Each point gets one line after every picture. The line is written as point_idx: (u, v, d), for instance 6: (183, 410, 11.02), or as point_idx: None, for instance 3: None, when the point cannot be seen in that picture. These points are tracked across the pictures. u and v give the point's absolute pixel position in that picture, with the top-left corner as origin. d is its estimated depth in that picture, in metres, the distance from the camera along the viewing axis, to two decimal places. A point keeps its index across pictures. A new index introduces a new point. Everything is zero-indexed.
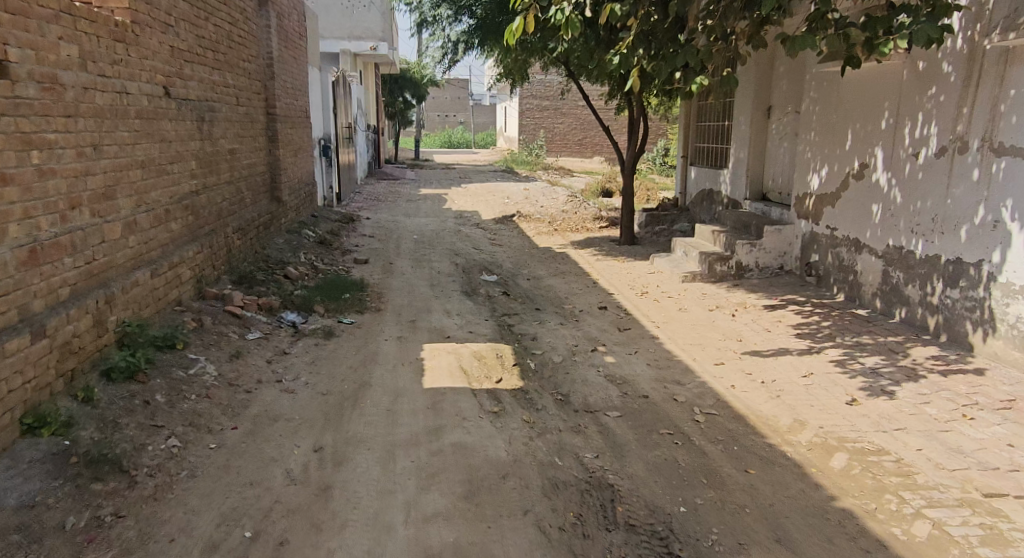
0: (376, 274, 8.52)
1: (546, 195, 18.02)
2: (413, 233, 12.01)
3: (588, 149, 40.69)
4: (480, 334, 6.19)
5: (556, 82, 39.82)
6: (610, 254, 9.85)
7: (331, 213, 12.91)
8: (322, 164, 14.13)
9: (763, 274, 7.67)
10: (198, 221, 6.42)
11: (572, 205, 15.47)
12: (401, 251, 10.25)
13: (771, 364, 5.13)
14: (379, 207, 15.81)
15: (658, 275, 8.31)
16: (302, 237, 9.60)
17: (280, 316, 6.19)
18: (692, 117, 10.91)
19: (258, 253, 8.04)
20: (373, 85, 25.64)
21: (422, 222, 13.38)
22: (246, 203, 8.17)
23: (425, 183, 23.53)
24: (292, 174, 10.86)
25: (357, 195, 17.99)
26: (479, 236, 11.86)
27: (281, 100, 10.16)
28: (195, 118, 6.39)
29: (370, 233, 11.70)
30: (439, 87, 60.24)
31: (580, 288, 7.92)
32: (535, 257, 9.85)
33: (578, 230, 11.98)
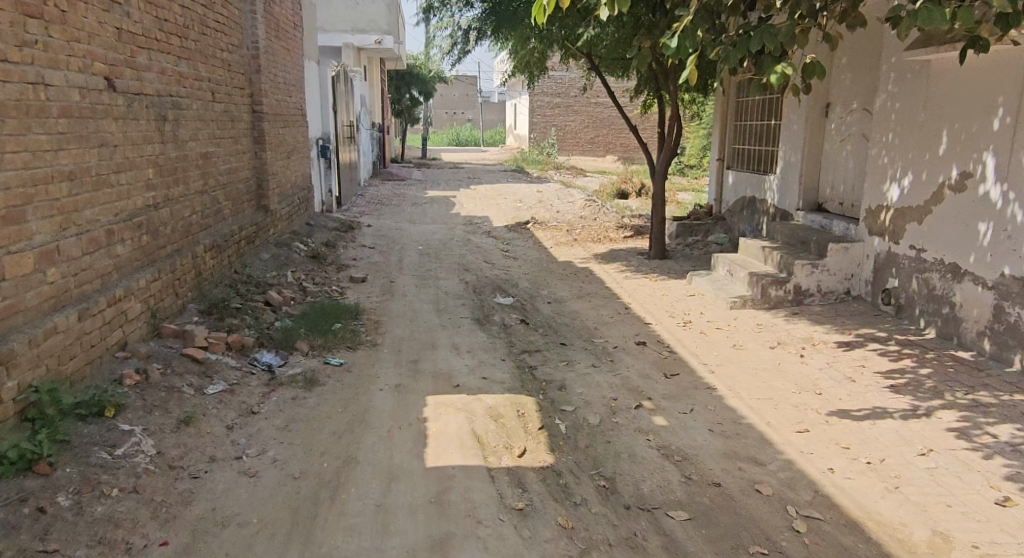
0: (375, 296, 7.44)
1: (562, 198, 16.92)
2: (418, 244, 10.94)
3: (601, 148, 39.53)
4: (496, 381, 5.10)
5: (568, 79, 38.67)
6: (639, 271, 8.75)
7: (329, 220, 11.82)
8: (319, 166, 13.06)
9: (826, 300, 6.55)
10: (157, 240, 5.34)
11: (590, 211, 14.35)
12: (404, 265, 9.17)
13: (870, 431, 4.01)
14: (383, 212, 14.73)
15: (699, 299, 7.19)
16: (293, 252, 8.52)
17: (254, 358, 5.11)
18: (730, 116, 9.77)
19: (238, 273, 6.96)
20: (378, 82, 24.59)
21: (428, 230, 12.29)
22: (223, 216, 7.07)
23: (432, 184, 22.47)
24: (283, 179, 9.77)
25: (360, 198, 16.93)
26: (490, 246, 10.77)
27: (269, 97, 9.06)
28: (152, 117, 5.30)
29: (371, 244, 10.63)
30: (447, 84, 59.18)
31: (610, 315, 6.83)
32: (554, 273, 8.76)
33: (602, 240, 10.88)
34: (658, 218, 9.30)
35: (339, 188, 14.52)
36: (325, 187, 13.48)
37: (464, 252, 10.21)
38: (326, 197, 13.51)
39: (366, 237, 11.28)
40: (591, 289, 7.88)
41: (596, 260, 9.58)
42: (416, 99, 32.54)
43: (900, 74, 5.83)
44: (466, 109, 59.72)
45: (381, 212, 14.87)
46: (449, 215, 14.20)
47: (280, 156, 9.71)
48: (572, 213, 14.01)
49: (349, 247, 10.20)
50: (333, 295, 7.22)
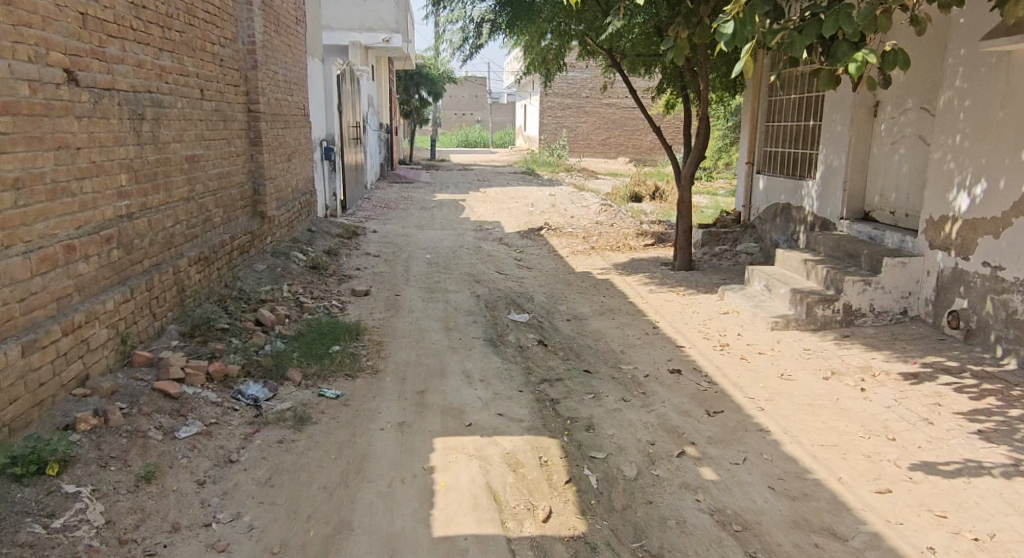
0: (378, 313, 6.82)
1: (576, 202, 16.27)
2: (426, 252, 10.32)
3: (613, 150, 38.86)
4: (514, 418, 4.46)
5: (579, 79, 38.02)
6: (664, 284, 8.09)
7: (332, 226, 11.20)
8: (323, 169, 12.45)
9: (880, 321, 5.87)
10: (132, 255, 4.72)
11: (606, 216, 13.68)
12: (411, 277, 8.55)
13: (967, 494, 3.35)
14: (389, 217, 14.11)
15: (735, 317, 6.53)
16: (291, 262, 7.90)
17: (239, 391, 4.48)
18: (761, 117, 9.10)
19: (228, 288, 6.34)
20: (386, 81, 24.00)
21: (436, 237, 11.66)
22: (214, 224, 6.46)
23: (441, 187, 21.86)
24: (282, 183, 9.16)
25: (366, 201, 16.33)
26: (502, 255, 10.14)
27: (268, 95, 8.45)
28: (128, 115, 4.68)
29: (376, 252, 10.00)
30: (456, 85, 58.63)
31: (637, 336, 6.19)
32: (572, 286, 8.12)
33: (621, 249, 10.22)
34: (684, 226, 8.64)
35: (343, 191, 13.91)
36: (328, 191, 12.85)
37: (474, 261, 9.58)
38: (330, 201, 12.89)
39: (371, 244, 10.66)
40: (614, 305, 7.23)
41: (616, 271, 8.93)
42: (425, 99, 31.96)
43: (972, 69, 5.19)
44: (475, 110, 59.15)
45: (387, 216, 14.24)
46: (458, 220, 13.57)
47: (279, 159, 9.10)
48: (588, 219, 13.35)
49: (353, 255, 9.58)
50: (332, 312, 6.59)
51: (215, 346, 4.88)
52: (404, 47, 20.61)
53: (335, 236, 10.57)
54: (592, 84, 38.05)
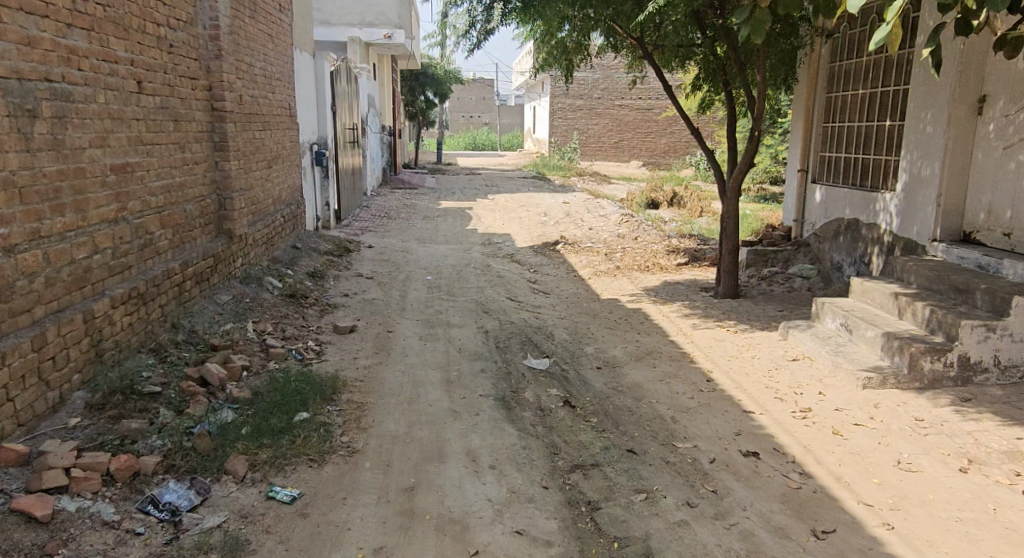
0: (364, 359, 5.54)
1: (592, 212, 14.99)
2: (426, 271, 9.04)
3: (625, 153, 37.57)
4: (537, 538, 3.18)
5: (591, 80, 36.74)
6: (708, 315, 6.79)
7: (321, 241, 9.93)
8: (314, 176, 11.20)
9: (1005, 377, 4.63)
10: (9, 302, 3.45)
11: (627, 229, 12.36)
12: (407, 305, 7.28)
13: None
14: (388, 228, 12.84)
15: (808, 366, 5.22)
16: (263, 290, 6.62)
17: (151, 497, 3.18)
18: (818, 116, 7.78)
19: (174, 330, 5.07)
20: (388, 81, 22.76)
21: (438, 252, 10.38)
22: (157, 249, 5.18)
23: (447, 193, 20.60)
24: (258, 194, 7.90)
25: (363, 210, 15.07)
26: (514, 276, 8.86)
27: (240, 92, 7.19)
28: (6, 109, 3.51)
29: (369, 273, 8.73)
30: (463, 86, 57.41)
31: (688, 393, 4.90)
32: (598, 318, 6.83)
33: (650, 269, 8.91)
34: (729, 245, 7.34)
35: (339, 201, 12.66)
36: (319, 201, 11.60)
37: (483, 284, 8.31)
38: (321, 213, 11.63)
39: (364, 262, 9.39)
40: (652, 345, 5.94)
41: (648, 296, 7.63)
42: (430, 101, 30.72)
43: None
44: (483, 113, 57.93)
45: (387, 228, 12.97)
46: (464, 232, 12.29)
47: (255, 167, 7.84)
48: (607, 232, 12.05)
49: (342, 277, 8.32)
50: (305, 360, 5.32)
51: (133, 424, 3.60)
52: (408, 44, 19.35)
53: (324, 253, 9.30)
54: (604, 85, 36.77)
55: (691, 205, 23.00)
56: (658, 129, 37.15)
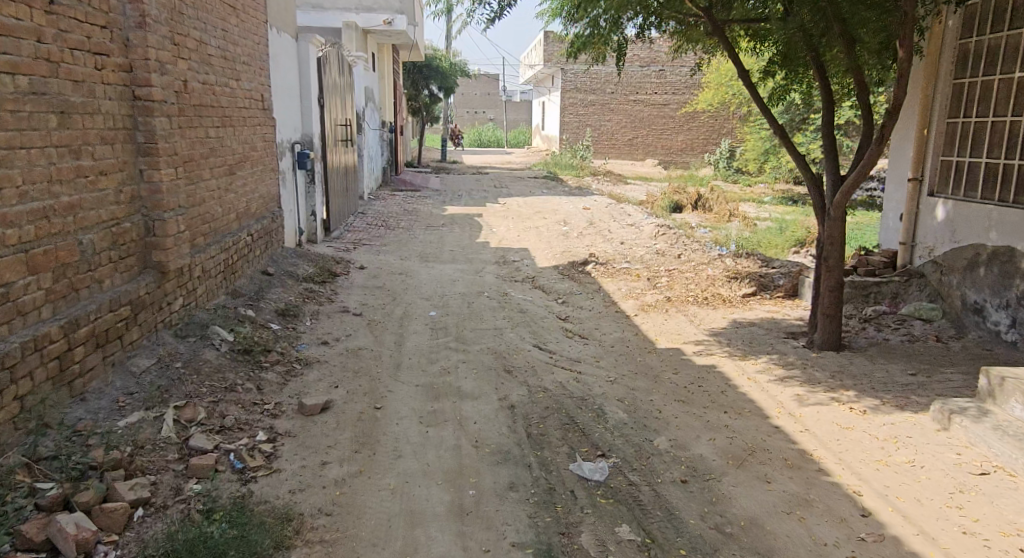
0: (338, 464, 3.76)
1: (619, 220, 13.24)
2: (430, 303, 7.28)
3: (640, 151, 35.73)
4: None
5: (603, 74, 34.92)
6: (812, 380, 5.00)
7: (301, 262, 8.14)
8: (295, 182, 9.42)
9: None
10: None
11: (664, 244, 10.56)
12: (405, 360, 5.51)
13: None
14: (386, 242, 11.07)
15: (1007, 490, 3.45)
16: (206, 345, 4.83)
17: None
18: (941, 110, 5.99)
19: (40, 436, 3.29)
20: (388, 74, 20.95)
21: (444, 274, 8.60)
22: (16, 310, 3.40)
23: (453, 196, 18.85)
24: (211, 210, 6.11)
25: (359, 218, 13.30)
26: (540, 311, 7.11)
27: (180, 77, 5.37)
28: None
29: (358, 307, 6.96)
30: (468, 81, 55.54)
31: (840, 545, 3.12)
32: (662, 384, 5.05)
33: (709, 304, 7.11)
34: (831, 280, 5.55)
35: (329, 211, 10.91)
36: (304, 212, 9.85)
37: (501, 325, 6.53)
38: (304, 227, 9.88)
39: (354, 290, 7.62)
40: (751, 437, 4.15)
41: (720, 345, 5.83)
42: (435, 95, 28.90)
43: None
44: (488, 109, 56.09)
45: (384, 241, 11.19)
46: (473, 247, 10.52)
47: (208, 175, 6.06)
48: (641, 247, 10.26)
49: (323, 315, 6.54)
50: (247, 474, 3.55)
51: None
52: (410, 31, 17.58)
53: (303, 279, 7.52)
54: (617, 79, 34.95)
55: (718, 209, 21.25)
56: (674, 126, 35.38)
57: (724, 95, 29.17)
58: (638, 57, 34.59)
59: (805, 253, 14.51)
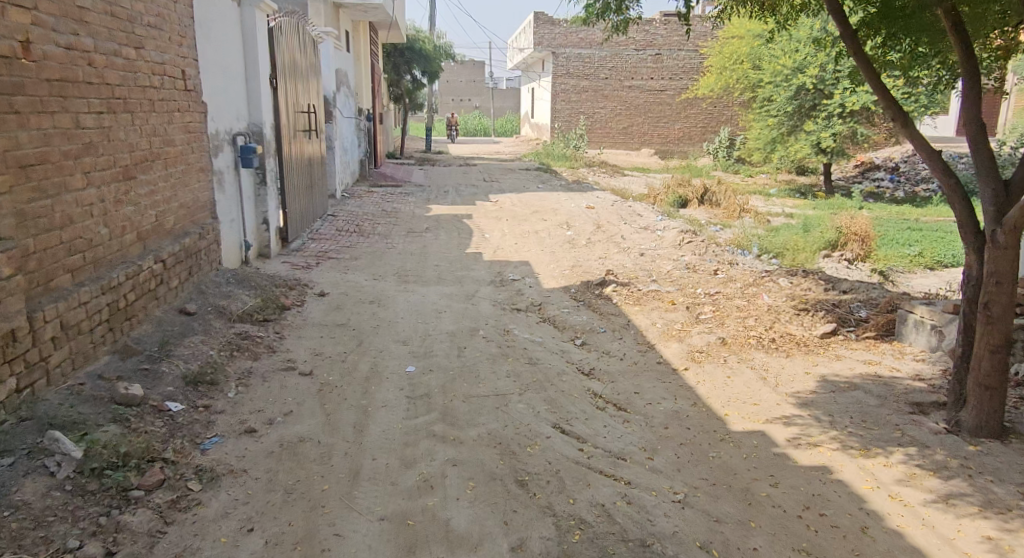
0: None
1: (631, 224, 11.50)
2: (409, 352, 5.47)
3: (635, 140, 33.93)
4: None
5: (597, 59, 33.11)
6: (994, 505, 3.24)
7: (240, 291, 6.29)
8: (235, 184, 7.54)
9: None
10: None
11: (691, 255, 8.81)
12: (366, 465, 3.69)
13: None
14: (358, 255, 9.24)
15: None
16: (34, 467, 3.00)
17: None
18: None
19: None
20: (364, 55, 19.03)
21: (427, 304, 6.81)
22: None
23: (440, 191, 17.03)
24: (87, 236, 4.27)
25: (326, 222, 11.44)
26: (555, 361, 5.31)
27: (10, 35, 3.52)
28: None
29: (308, 362, 5.13)
30: (453, 67, 53.45)
31: None
32: (762, 513, 3.27)
33: (780, 349, 5.31)
34: (993, 337, 3.75)
35: (287, 216, 9.09)
36: (251, 220, 8.03)
37: (503, 388, 4.74)
38: (251, 240, 8.04)
39: (308, 331, 5.80)
40: None
41: (822, 425, 4.05)
42: (418, 80, 26.83)
43: None
44: (474, 96, 54.08)
45: (356, 253, 9.36)
46: (465, 262, 8.73)
47: (83, 182, 4.24)
48: (666, 261, 8.51)
49: (255, 377, 4.71)
50: None
51: None
52: None
53: (238, 317, 5.67)
54: (611, 64, 33.16)
55: (727, 204, 19.60)
56: (672, 114, 33.64)
57: (727, 80, 27.48)
58: (633, 40, 32.79)
59: (837, 257, 12.71)
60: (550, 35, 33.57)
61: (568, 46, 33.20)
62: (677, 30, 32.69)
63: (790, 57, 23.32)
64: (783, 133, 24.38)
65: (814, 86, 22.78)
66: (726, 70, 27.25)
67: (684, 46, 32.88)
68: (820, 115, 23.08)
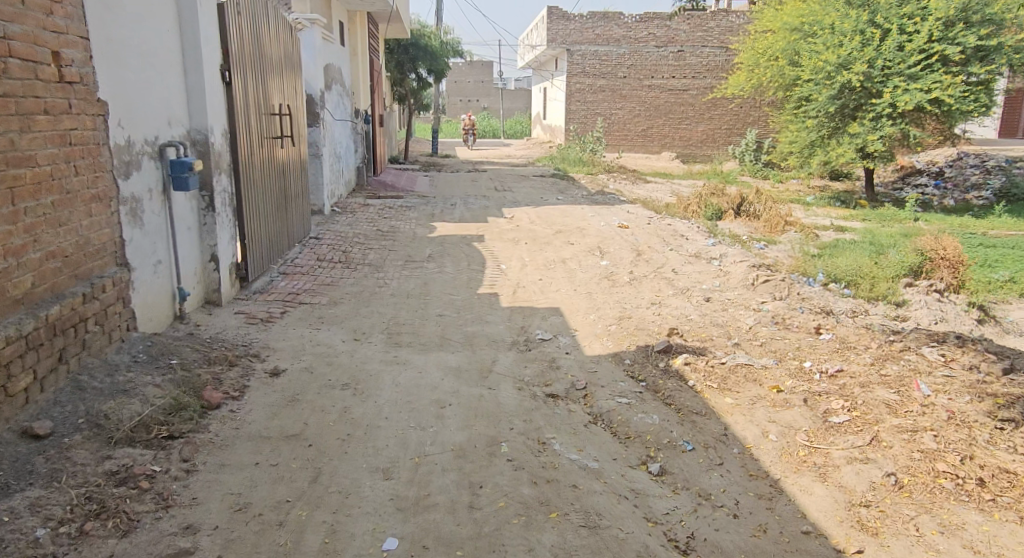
0: None
1: (678, 250, 9.52)
2: (393, 500, 3.43)
3: (655, 143, 31.99)
4: None
5: (614, 57, 31.13)
6: None
7: (146, 378, 4.25)
8: (160, 209, 5.54)
9: None
10: None
11: (771, 300, 6.75)
12: None
13: None
14: (338, 298, 7.21)
15: None
16: None
17: None
18: None
19: None
20: (361, 50, 17.07)
21: (424, 388, 4.79)
22: None
23: (447, 203, 15.06)
24: None
25: (307, 247, 9.43)
26: (627, 518, 3.30)
27: None
28: None
29: (220, 532, 3.10)
30: (461, 67, 51.57)
31: None
32: None
33: (1002, 504, 3.37)
34: None
35: (247, 247, 7.14)
36: (189, 259, 6.08)
37: None
38: (190, 285, 6.09)
39: (237, 453, 3.76)
40: None
41: None
42: (423, 79, 24.87)
43: None
44: (482, 96, 52.05)
45: (337, 295, 7.33)
46: (477, 312, 6.72)
47: None
48: (741, 310, 6.47)
49: None
50: None
51: None
52: None
53: (125, 437, 3.60)
54: (630, 62, 31.14)
55: (768, 216, 17.56)
56: (695, 115, 31.62)
57: (760, 77, 25.78)
58: (654, 37, 30.80)
59: (923, 287, 10.31)
60: (564, 32, 31.20)
61: (585, 43, 31.14)
62: (701, 25, 30.67)
63: (834, 51, 21.13)
64: (824, 135, 22.59)
65: (861, 84, 20.70)
66: (761, 65, 25.53)
67: (709, 42, 30.85)
68: (866, 116, 21.07)
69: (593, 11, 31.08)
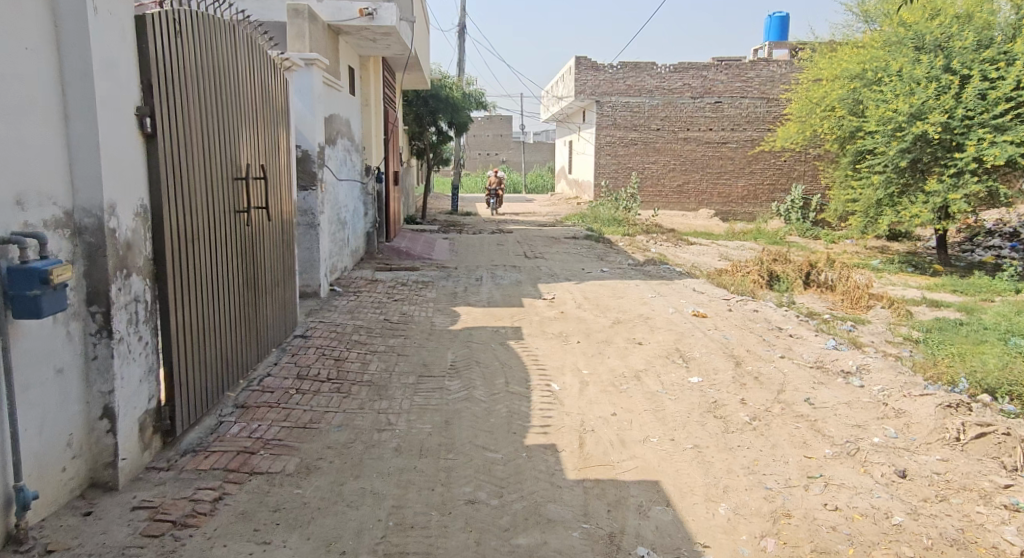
0: None
1: (791, 360, 7.03)
2: None
3: (692, 200, 29.72)
4: None
5: (647, 108, 29.08)
6: None
7: None
8: None
9: None
10: None
11: (1012, 479, 4.22)
12: None
13: None
14: (312, 462, 4.68)
15: None
16: None
17: None
18: None
19: None
20: (375, 101, 14.97)
21: None
22: None
23: (473, 276, 12.69)
24: None
25: (286, 355, 6.95)
26: None
27: None
28: None
29: None
30: (480, 121, 49.98)
31: None
32: None
33: None
34: None
35: (176, 382, 4.68)
36: (48, 429, 3.63)
37: None
38: (41, 479, 3.63)
39: None
40: None
41: None
42: (444, 133, 23.04)
43: None
44: (501, 150, 50.32)
45: (311, 454, 4.79)
46: (533, 499, 4.20)
47: None
48: (977, 504, 3.96)
49: None
50: None
51: None
52: (388, 21, 11.67)
53: None
54: (663, 113, 29.05)
55: (846, 289, 15.17)
56: (735, 169, 29.35)
57: (817, 128, 23.79)
58: (689, 87, 28.80)
59: None
60: (594, 82, 29.21)
61: (616, 94, 29.08)
62: (739, 75, 28.67)
63: (905, 100, 19.02)
64: (892, 193, 20.15)
65: (939, 135, 18.34)
66: (819, 116, 23.54)
67: (748, 93, 28.78)
68: (945, 172, 18.70)
69: (623, 61, 29.15)
